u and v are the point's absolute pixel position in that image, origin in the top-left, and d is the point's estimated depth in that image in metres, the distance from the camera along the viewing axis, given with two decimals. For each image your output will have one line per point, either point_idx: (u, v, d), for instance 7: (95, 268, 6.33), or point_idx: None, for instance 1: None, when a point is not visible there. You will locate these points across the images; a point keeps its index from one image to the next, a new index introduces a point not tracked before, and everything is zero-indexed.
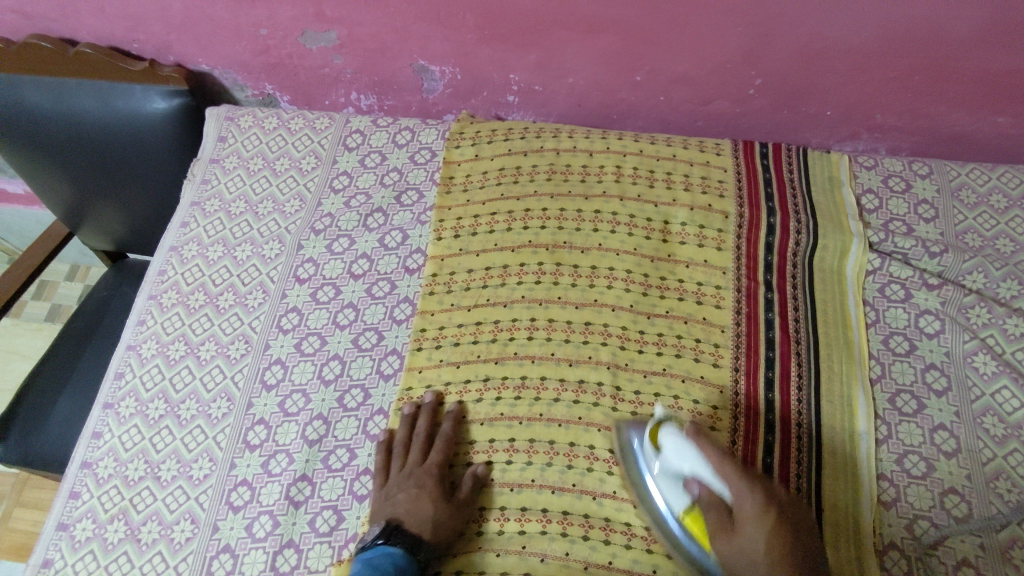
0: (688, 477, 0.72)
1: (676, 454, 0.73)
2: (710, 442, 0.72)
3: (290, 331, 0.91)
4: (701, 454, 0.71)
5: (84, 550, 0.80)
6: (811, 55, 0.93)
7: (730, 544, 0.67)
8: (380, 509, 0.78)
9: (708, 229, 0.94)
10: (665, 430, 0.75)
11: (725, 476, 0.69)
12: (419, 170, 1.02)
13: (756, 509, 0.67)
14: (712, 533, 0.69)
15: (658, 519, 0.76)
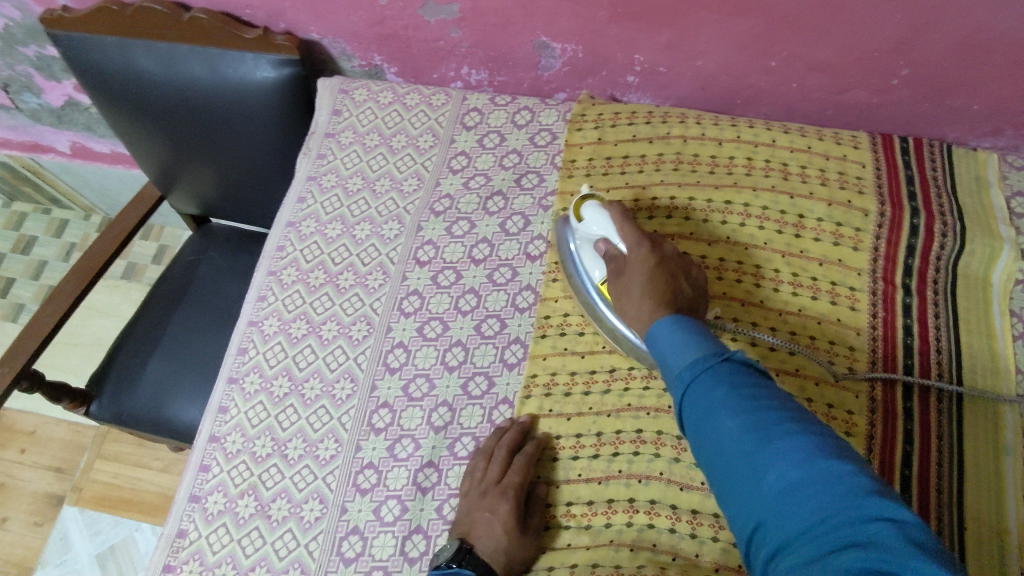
0: (598, 241, 0.81)
1: (595, 223, 0.80)
2: (620, 210, 0.80)
3: (412, 315, 0.90)
4: (610, 219, 0.79)
5: (217, 523, 0.82)
6: (970, 47, 0.87)
7: (620, 293, 0.75)
8: (463, 520, 0.78)
9: (846, 226, 0.90)
10: (586, 207, 0.83)
11: (625, 235, 0.77)
12: (540, 152, 0.99)
13: (644, 270, 0.73)
14: (609, 283, 0.78)
15: (581, 288, 0.85)
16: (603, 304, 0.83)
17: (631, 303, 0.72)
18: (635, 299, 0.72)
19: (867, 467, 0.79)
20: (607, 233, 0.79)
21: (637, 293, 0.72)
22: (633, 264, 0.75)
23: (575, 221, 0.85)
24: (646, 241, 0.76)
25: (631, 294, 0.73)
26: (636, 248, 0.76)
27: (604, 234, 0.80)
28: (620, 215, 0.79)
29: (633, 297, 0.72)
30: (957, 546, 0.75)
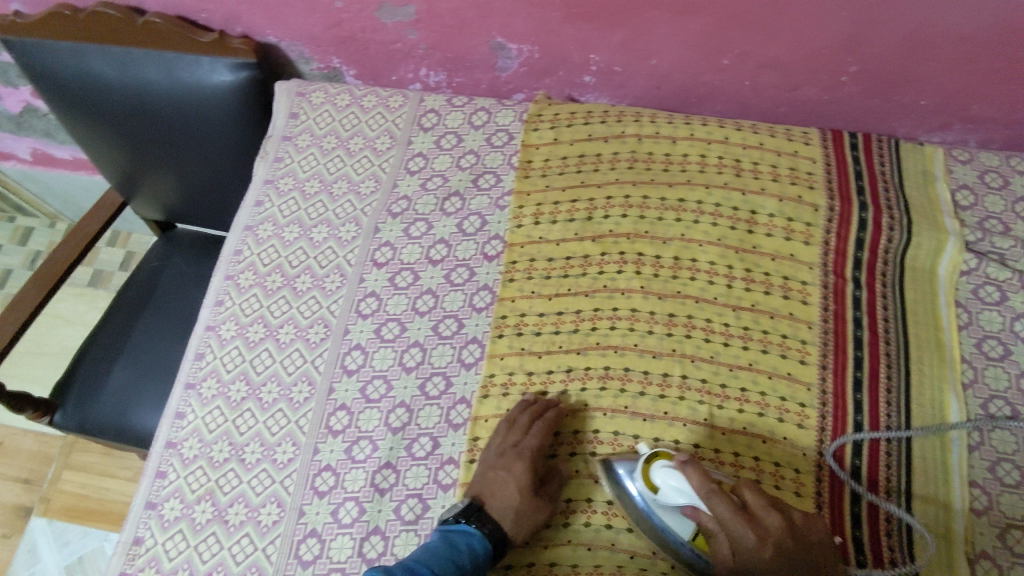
0: (683, 506, 0.72)
1: (674, 490, 0.72)
2: (698, 471, 0.71)
3: (369, 316, 0.90)
4: (693, 487, 0.70)
5: (173, 529, 0.81)
6: (914, 44, 0.89)
7: (726, 552, 0.69)
8: (472, 485, 0.79)
9: (797, 221, 0.91)
10: (657, 470, 0.74)
11: (714, 503, 0.69)
12: (496, 153, 0.99)
13: (761, 546, 0.67)
14: (715, 542, 0.70)
15: (643, 521, 0.76)
16: (682, 545, 0.74)
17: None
18: (755, 565, 0.68)
19: (819, 458, 0.81)
20: (690, 501, 0.71)
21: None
22: (736, 551, 0.69)
23: (637, 471, 0.76)
24: (745, 516, 0.69)
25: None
26: (727, 511, 0.69)
27: (691, 504, 0.71)
28: (704, 487, 0.70)
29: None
30: (905, 534, 0.77)
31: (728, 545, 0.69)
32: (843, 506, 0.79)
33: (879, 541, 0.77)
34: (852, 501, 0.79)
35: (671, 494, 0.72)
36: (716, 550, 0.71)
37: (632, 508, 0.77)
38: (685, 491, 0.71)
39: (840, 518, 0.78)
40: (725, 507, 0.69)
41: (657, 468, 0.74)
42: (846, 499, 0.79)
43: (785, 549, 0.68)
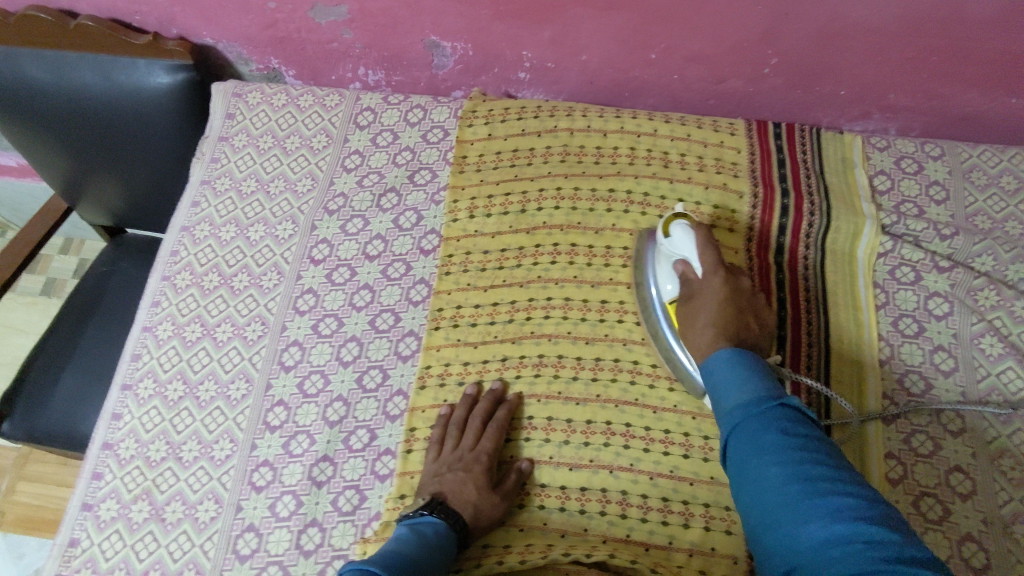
0: (679, 260, 0.81)
1: (681, 242, 0.81)
2: (707, 234, 0.80)
3: (306, 313, 0.91)
4: (696, 243, 0.80)
5: (110, 529, 0.82)
6: (828, 36, 0.93)
7: (691, 304, 0.78)
8: (427, 483, 0.80)
9: (722, 209, 0.94)
10: (676, 224, 0.83)
11: (706, 260, 0.78)
12: (432, 149, 1.01)
13: (715, 299, 0.76)
14: (682, 308, 0.79)
15: (648, 303, 0.87)
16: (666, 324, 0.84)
17: (698, 333, 0.76)
18: (699, 328, 0.76)
19: None
20: (688, 255, 0.80)
21: (706, 321, 0.75)
22: (704, 290, 0.78)
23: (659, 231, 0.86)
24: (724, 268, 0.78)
25: (698, 347, 0.76)
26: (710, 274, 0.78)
27: (686, 257, 0.80)
28: (705, 240, 0.80)
29: (700, 335, 0.75)
30: None
31: (702, 289, 0.78)
32: None
33: None
34: None
35: (679, 243, 0.81)
36: (682, 309, 0.79)
37: (642, 273, 0.88)
38: (691, 247, 0.80)
39: None
40: (712, 259, 0.78)
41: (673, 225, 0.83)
42: None
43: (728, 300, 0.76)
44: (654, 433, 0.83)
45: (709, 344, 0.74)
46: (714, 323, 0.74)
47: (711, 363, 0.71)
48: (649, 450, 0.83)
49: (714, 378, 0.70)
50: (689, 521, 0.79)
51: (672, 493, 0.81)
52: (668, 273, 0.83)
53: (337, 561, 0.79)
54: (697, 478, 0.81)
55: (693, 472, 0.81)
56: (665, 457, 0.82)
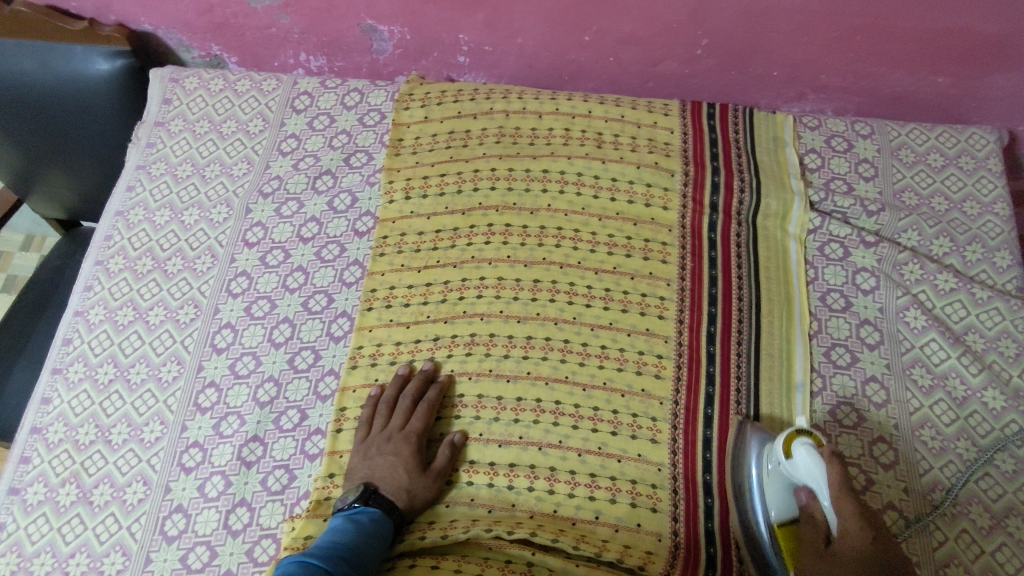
0: (802, 486, 0.72)
1: (805, 470, 0.71)
2: (841, 471, 0.69)
3: (239, 295, 0.92)
4: (828, 481, 0.69)
5: (36, 513, 0.81)
6: (755, 16, 0.94)
7: (813, 544, 0.70)
8: (357, 468, 0.79)
9: (655, 187, 0.95)
10: (799, 442, 0.72)
11: (841, 503, 0.68)
12: (368, 132, 1.03)
13: (850, 542, 0.66)
14: (802, 532, 0.72)
15: (743, 487, 0.77)
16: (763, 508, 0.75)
17: (826, 565, 0.67)
18: None
19: (674, 407, 0.83)
20: (815, 490, 0.70)
21: (836, 554, 0.67)
22: (841, 541, 0.67)
23: (775, 440, 0.76)
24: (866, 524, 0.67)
25: (826, 574, 0.66)
26: (846, 534, 0.67)
27: (814, 489, 0.71)
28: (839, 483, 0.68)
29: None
30: None
31: (840, 538, 0.67)
32: (696, 452, 0.81)
33: (726, 483, 0.79)
34: (704, 447, 0.81)
35: (803, 472, 0.71)
36: (800, 552, 0.71)
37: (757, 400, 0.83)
38: (828, 502, 0.69)
39: (692, 464, 0.81)
40: (853, 512, 0.67)
41: (796, 446, 0.72)
42: (699, 446, 0.81)
43: (871, 563, 0.65)
44: (584, 410, 0.83)
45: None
46: (851, 571, 0.65)
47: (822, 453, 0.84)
48: (578, 427, 0.82)
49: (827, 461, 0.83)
50: (616, 496, 0.79)
51: (600, 468, 0.80)
52: (778, 496, 0.74)
53: (264, 540, 0.78)
54: (625, 454, 0.81)
55: (621, 448, 0.81)
56: (594, 433, 0.82)
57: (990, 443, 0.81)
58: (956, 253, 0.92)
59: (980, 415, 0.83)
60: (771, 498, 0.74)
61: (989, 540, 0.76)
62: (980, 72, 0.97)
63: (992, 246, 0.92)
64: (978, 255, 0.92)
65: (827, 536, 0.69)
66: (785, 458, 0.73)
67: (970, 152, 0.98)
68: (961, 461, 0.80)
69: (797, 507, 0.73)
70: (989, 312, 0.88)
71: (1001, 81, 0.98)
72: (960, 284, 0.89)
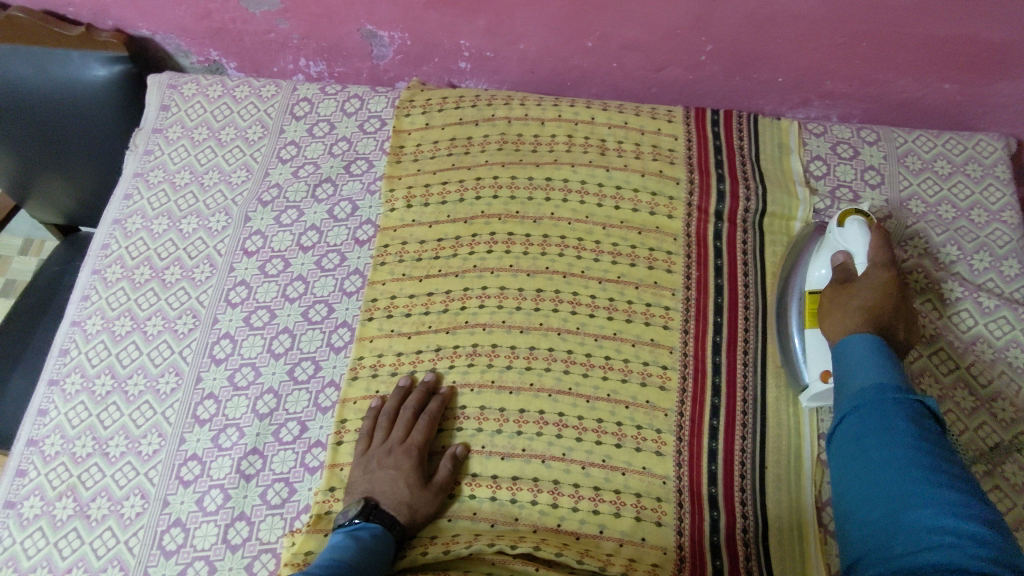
0: (841, 250, 0.82)
1: (853, 234, 0.81)
2: (882, 238, 0.80)
3: (238, 305, 0.91)
4: (868, 242, 0.80)
5: (33, 527, 0.80)
6: (759, 22, 0.93)
7: (837, 291, 0.79)
8: (358, 481, 0.78)
9: (659, 195, 0.94)
10: (851, 217, 0.83)
11: (874, 257, 0.79)
12: (369, 139, 1.02)
13: (873, 284, 0.76)
14: (824, 288, 0.81)
15: (784, 304, 0.86)
16: (797, 318, 0.83)
17: (845, 312, 0.76)
18: (842, 313, 0.76)
19: (679, 420, 0.82)
20: (856, 250, 0.80)
21: (857, 304, 0.75)
22: (863, 280, 0.77)
23: (821, 250, 0.85)
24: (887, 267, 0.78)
25: (846, 305, 0.76)
26: (872, 269, 0.78)
27: (848, 248, 0.81)
28: (880, 241, 0.80)
29: (846, 311, 0.76)
30: (757, 491, 0.79)
31: (863, 278, 0.77)
32: (701, 466, 0.80)
33: (732, 497, 0.78)
34: (709, 460, 0.80)
35: (847, 236, 0.82)
36: (825, 307, 0.79)
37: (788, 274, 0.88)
38: (864, 251, 0.80)
39: (697, 478, 0.79)
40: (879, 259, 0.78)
41: (849, 219, 0.82)
42: (704, 459, 0.80)
43: (881, 290, 0.76)
44: (587, 422, 0.82)
45: (851, 327, 0.74)
46: (863, 305, 0.75)
47: (851, 343, 0.72)
48: (582, 439, 0.81)
49: (850, 354, 0.71)
50: (620, 511, 0.78)
51: (604, 482, 0.79)
52: (825, 259, 0.83)
53: (264, 555, 0.77)
54: (629, 467, 0.80)
55: (626, 461, 0.80)
56: (598, 446, 0.81)
57: (1000, 455, 0.80)
58: (963, 261, 0.91)
59: (990, 426, 0.81)
60: (812, 272, 0.84)
61: None
62: (986, 78, 0.96)
63: (1000, 254, 0.91)
64: (985, 263, 0.91)
65: (848, 279, 0.80)
66: (824, 265, 0.83)
67: (977, 159, 0.97)
68: (971, 473, 0.79)
69: (834, 270, 0.82)
70: (998, 322, 0.87)
71: (1008, 87, 0.97)
72: (968, 293, 0.88)
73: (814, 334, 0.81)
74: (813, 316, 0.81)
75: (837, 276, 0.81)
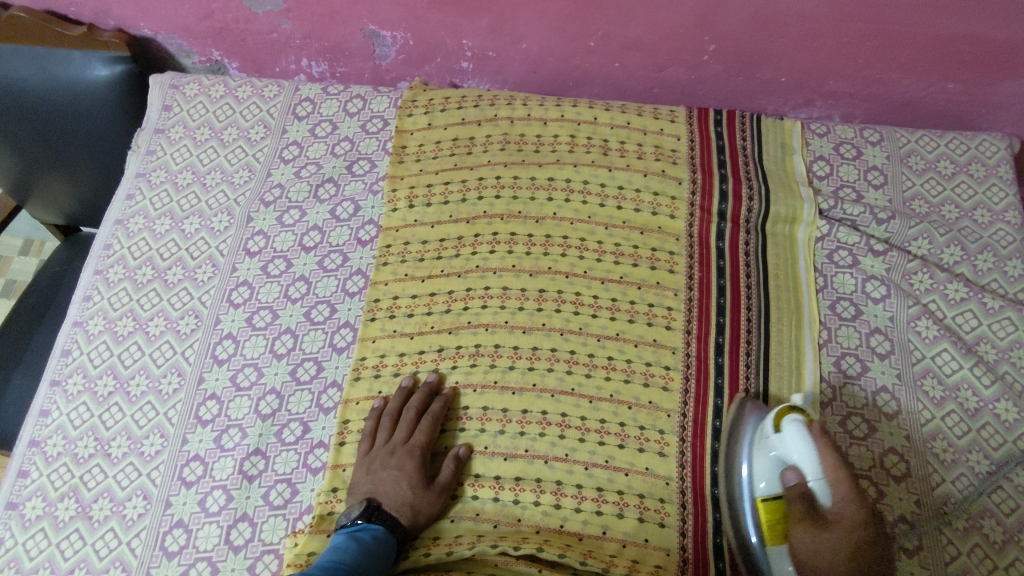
0: (789, 465, 0.70)
1: (793, 442, 0.71)
2: (829, 444, 0.70)
3: (240, 305, 0.91)
4: (815, 451, 0.69)
5: (35, 528, 0.80)
6: (763, 21, 0.92)
7: (809, 527, 0.66)
8: (361, 482, 0.77)
9: (662, 195, 0.94)
10: (789, 419, 0.73)
11: (827, 461, 0.68)
12: (371, 139, 1.02)
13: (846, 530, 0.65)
14: (795, 518, 0.68)
15: (733, 496, 0.78)
16: (755, 529, 0.73)
17: (818, 566, 0.65)
18: (809, 540, 0.66)
19: (682, 420, 0.82)
20: (803, 459, 0.70)
21: (828, 535, 0.65)
22: (836, 517, 0.66)
23: (766, 420, 0.76)
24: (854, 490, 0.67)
25: (823, 562, 0.65)
26: (838, 489, 0.67)
27: (799, 461, 0.70)
28: (830, 455, 0.69)
29: (821, 568, 0.65)
30: None
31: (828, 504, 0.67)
32: (704, 466, 0.80)
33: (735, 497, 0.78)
34: (712, 460, 0.80)
35: (788, 445, 0.71)
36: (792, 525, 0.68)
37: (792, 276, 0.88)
38: (814, 462, 0.69)
39: (700, 478, 0.79)
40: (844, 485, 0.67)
41: (787, 422, 0.73)
42: (707, 459, 0.80)
43: (858, 532, 0.65)
44: (590, 422, 0.82)
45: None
46: (842, 563, 0.64)
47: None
48: (585, 439, 0.81)
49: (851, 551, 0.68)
50: (623, 511, 0.78)
51: (607, 482, 0.79)
52: (767, 471, 0.73)
53: (266, 555, 0.77)
54: (632, 468, 0.79)
55: (629, 461, 0.80)
56: (601, 446, 0.80)
57: (1004, 456, 0.80)
58: (967, 262, 0.91)
59: (992, 427, 0.81)
60: (755, 484, 0.74)
61: (1003, 555, 0.75)
62: (990, 78, 0.96)
63: (1003, 254, 0.91)
64: (989, 264, 0.90)
65: (818, 508, 0.67)
66: (774, 434, 0.74)
67: (981, 160, 0.97)
68: (975, 473, 0.79)
69: (784, 485, 0.70)
70: (1001, 322, 0.87)
71: (1012, 87, 0.96)
72: (971, 293, 0.88)
73: (778, 552, 0.70)
74: (772, 529, 0.71)
75: (794, 495, 0.69)
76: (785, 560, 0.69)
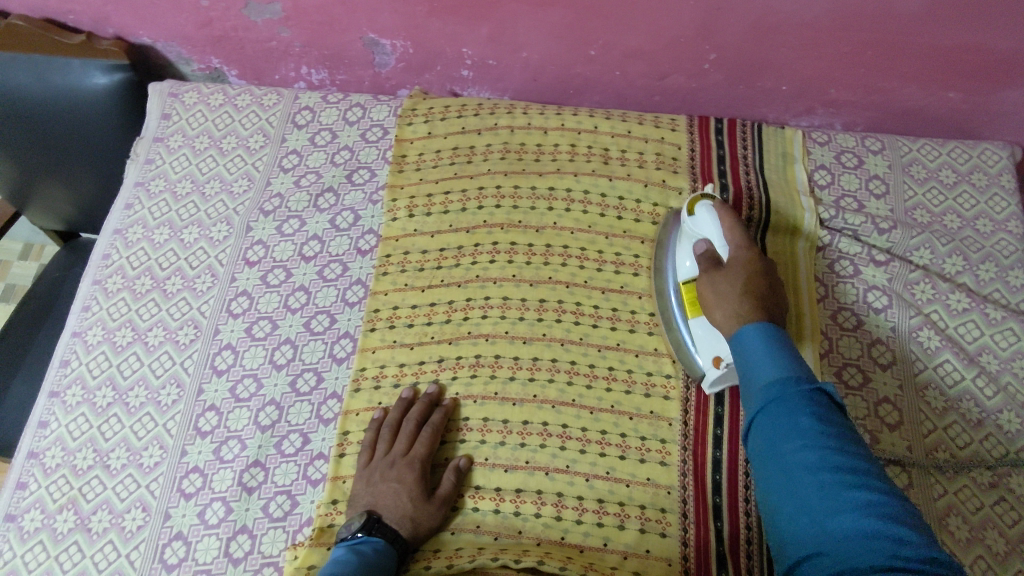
0: (701, 238, 0.82)
1: (705, 219, 0.82)
2: (731, 214, 0.81)
3: (240, 316, 0.90)
4: (718, 222, 0.81)
5: (34, 540, 0.80)
6: (764, 30, 0.92)
7: (716, 277, 0.77)
8: (361, 494, 0.77)
9: (663, 205, 0.93)
10: (699, 203, 0.84)
11: (730, 239, 0.79)
12: (370, 148, 1.01)
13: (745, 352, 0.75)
14: (699, 276, 0.80)
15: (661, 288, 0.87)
16: (681, 310, 0.84)
17: (719, 298, 0.75)
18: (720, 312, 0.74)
19: (684, 430, 0.81)
20: (711, 233, 0.81)
21: (731, 310, 0.73)
22: (732, 261, 0.77)
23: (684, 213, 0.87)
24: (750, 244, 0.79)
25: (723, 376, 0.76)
26: (736, 250, 0.78)
27: (708, 235, 0.82)
28: (730, 221, 0.80)
29: (722, 301, 0.75)
30: None
31: (730, 259, 0.78)
32: (705, 476, 0.79)
33: (736, 508, 0.78)
34: (713, 471, 0.80)
35: (702, 222, 0.83)
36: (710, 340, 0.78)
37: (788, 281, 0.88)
38: (720, 234, 0.80)
39: (702, 489, 0.79)
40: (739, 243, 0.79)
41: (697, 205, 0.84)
42: (708, 470, 0.80)
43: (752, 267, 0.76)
44: (591, 434, 0.81)
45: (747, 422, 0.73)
46: (740, 290, 0.74)
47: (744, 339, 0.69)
48: (586, 451, 0.80)
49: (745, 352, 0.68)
50: (625, 524, 0.77)
51: (608, 494, 0.79)
52: (688, 251, 0.84)
53: (266, 568, 0.76)
54: (633, 480, 0.79)
55: (630, 473, 0.79)
56: (601, 458, 0.80)
57: (1006, 468, 0.79)
58: (969, 272, 0.90)
59: (995, 438, 0.81)
60: (680, 265, 0.85)
61: (1006, 568, 0.74)
62: (991, 87, 0.95)
63: (1005, 264, 0.91)
64: (991, 274, 0.90)
65: (720, 260, 0.79)
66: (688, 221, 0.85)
67: (982, 169, 0.97)
68: (978, 485, 0.79)
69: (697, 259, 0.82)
70: (1003, 333, 0.86)
71: (1013, 96, 0.96)
72: (973, 304, 0.88)
73: (699, 323, 0.81)
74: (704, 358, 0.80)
75: (701, 264, 0.80)
76: (712, 336, 0.79)
